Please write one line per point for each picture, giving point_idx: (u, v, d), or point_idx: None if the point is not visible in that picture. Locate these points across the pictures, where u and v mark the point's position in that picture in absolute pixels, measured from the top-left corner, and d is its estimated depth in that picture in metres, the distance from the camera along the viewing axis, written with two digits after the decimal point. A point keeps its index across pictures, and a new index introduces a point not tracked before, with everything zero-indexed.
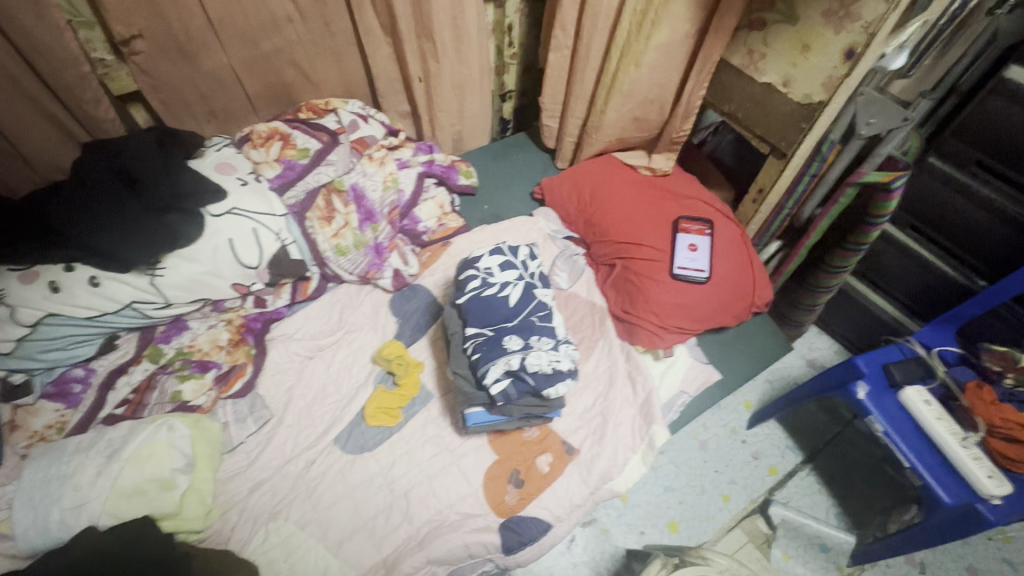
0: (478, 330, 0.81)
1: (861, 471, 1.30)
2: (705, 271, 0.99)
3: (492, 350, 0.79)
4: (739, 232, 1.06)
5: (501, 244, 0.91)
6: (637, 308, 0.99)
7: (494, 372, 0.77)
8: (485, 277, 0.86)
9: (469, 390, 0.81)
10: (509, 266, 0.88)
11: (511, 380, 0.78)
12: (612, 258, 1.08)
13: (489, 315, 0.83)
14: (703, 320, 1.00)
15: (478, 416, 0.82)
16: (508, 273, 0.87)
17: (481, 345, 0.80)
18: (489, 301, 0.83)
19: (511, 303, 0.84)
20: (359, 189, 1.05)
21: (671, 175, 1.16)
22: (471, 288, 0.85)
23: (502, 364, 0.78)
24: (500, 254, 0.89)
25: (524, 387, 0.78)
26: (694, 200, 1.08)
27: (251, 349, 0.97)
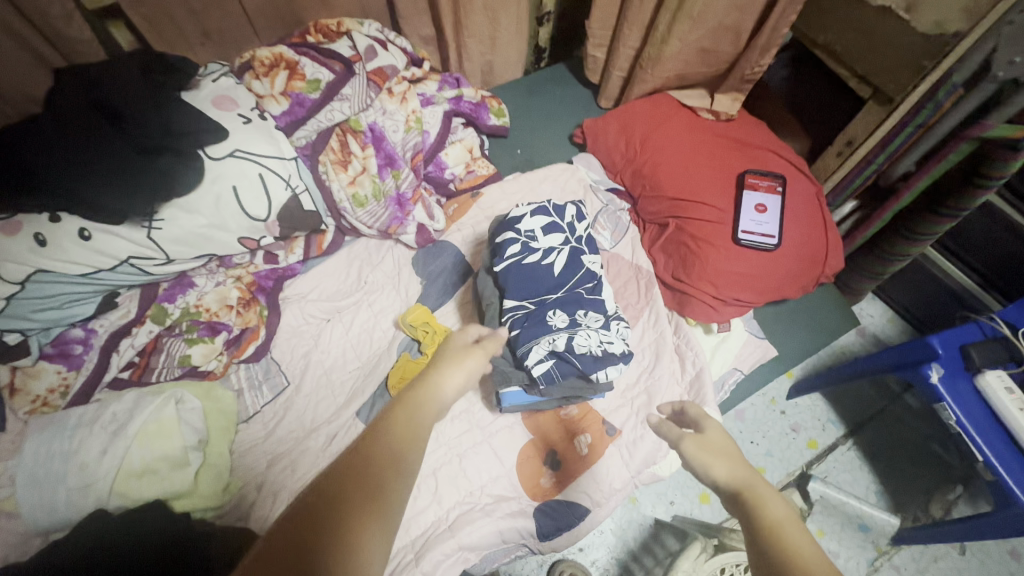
0: (518, 304, 0.72)
1: (907, 448, 1.23)
2: (774, 237, 0.86)
3: (535, 328, 0.70)
4: (814, 191, 0.92)
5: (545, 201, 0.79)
6: (691, 276, 0.88)
7: (537, 354, 0.69)
8: (527, 241, 0.75)
9: (506, 369, 0.73)
10: (555, 229, 0.77)
11: (556, 362, 0.70)
12: (664, 217, 0.95)
13: (530, 285, 0.73)
14: (767, 292, 0.88)
15: (513, 397, 0.74)
16: (554, 237, 0.76)
17: (521, 321, 0.71)
18: (530, 269, 0.73)
19: (557, 273, 0.74)
20: (379, 130, 0.92)
21: (737, 119, 1.00)
22: (511, 254, 0.74)
23: (547, 344, 0.69)
24: (543, 212, 0.77)
25: (570, 370, 0.70)
26: (765, 152, 0.94)
27: (263, 310, 0.89)
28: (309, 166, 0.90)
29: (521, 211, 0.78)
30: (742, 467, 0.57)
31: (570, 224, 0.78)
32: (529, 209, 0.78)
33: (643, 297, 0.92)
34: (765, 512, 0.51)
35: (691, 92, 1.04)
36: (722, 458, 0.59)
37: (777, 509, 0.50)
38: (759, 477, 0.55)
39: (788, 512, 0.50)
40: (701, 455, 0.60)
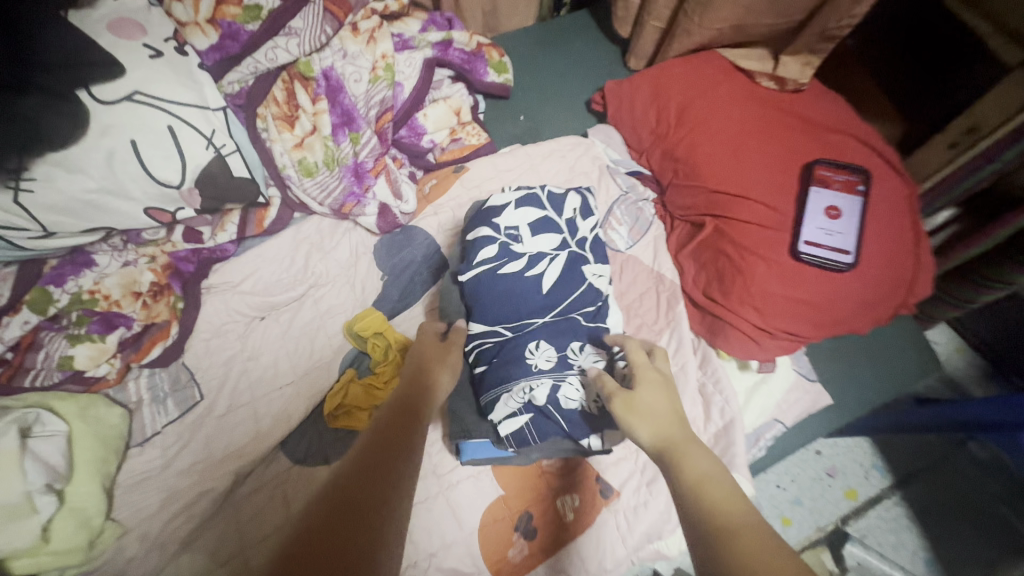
0: (487, 330, 0.58)
1: (968, 510, 1.01)
2: (850, 252, 0.64)
3: (504, 370, 0.56)
4: (906, 194, 0.68)
5: (536, 187, 0.65)
6: (729, 295, 0.67)
7: (508, 407, 0.55)
8: (508, 243, 0.60)
9: (467, 416, 0.62)
10: (548, 229, 0.62)
11: (534, 419, 0.55)
12: (701, 215, 0.73)
13: (506, 308, 0.58)
14: (831, 325, 0.66)
15: (477, 451, 0.62)
16: (546, 240, 0.61)
17: (491, 353, 0.57)
18: (509, 284, 0.58)
19: (548, 290, 0.59)
20: (335, 79, 0.71)
21: (808, 91, 0.76)
22: (483, 259, 0.59)
23: (523, 394, 0.55)
24: (537, 205, 0.63)
25: (552, 431, 0.56)
26: (842, 137, 0.70)
27: (178, 301, 0.70)
28: (243, 122, 0.70)
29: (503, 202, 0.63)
30: (669, 422, 0.45)
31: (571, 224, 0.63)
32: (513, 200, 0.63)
33: (662, 317, 0.71)
34: (690, 473, 0.40)
35: (748, 52, 0.80)
36: (652, 409, 0.46)
37: (702, 465, 0.41)
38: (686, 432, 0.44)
39: (721, 474, 0.40)
40: (629, 411, 0.47)
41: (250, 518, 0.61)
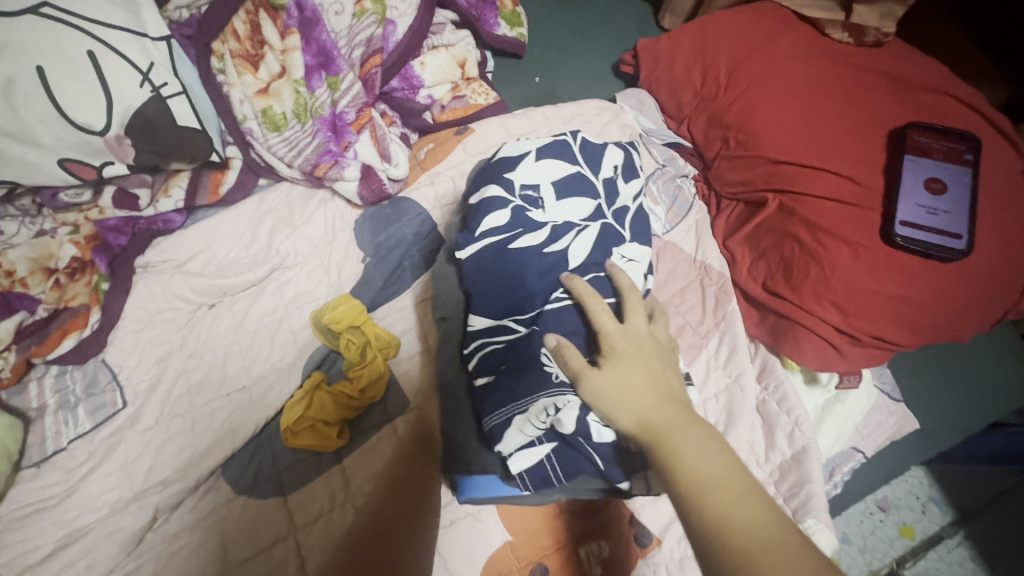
0: (497, 324, 0.47)
1: None
2: (961, 235, 0.51)
3: (517, 386, 0.43)
4: (1019, 169, 0.56)
5: (567, 134, 0.54)
6: (801, 288, 0.53)
7: (526, 438, 0.42)
8: (524, 207, 0.49)
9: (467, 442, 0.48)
10: (576, 192, 0.51)
11: (557, 450, 0.43)
12: (759, 191, 0.59)
13: (515, 295, 0.46)
14: (933, 328, 0.52)
15: (481, 490, 0.47)
16: (572, 206, 0.50)
17: (500, 356, 0.45)
18: (523, 260, 0.47)
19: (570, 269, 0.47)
20: (311, 10, 0.56)
21: (888, 46, 0.63)
22: (491, 228, 0.48)
23: (545, 418, 0.41)
24: (566, 158, 0.52)
25: (583, 470, 0.43)
26: (938, 99, 0.57)
27: (101, 281, 0.55)
28: (192, 57, 0.56)
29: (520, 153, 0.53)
30: (655, 402, 0.36)
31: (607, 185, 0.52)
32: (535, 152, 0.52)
33: (709, 317, 0.57)
34: (692, 472, 0.31)
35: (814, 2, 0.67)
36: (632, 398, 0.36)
37: (698, 454, 0.32)
38: (674, 413, 0.35)
39: (723, 466, 0.31)
40: (608, 401, 0.36)
41: (171, 570, 0.45)
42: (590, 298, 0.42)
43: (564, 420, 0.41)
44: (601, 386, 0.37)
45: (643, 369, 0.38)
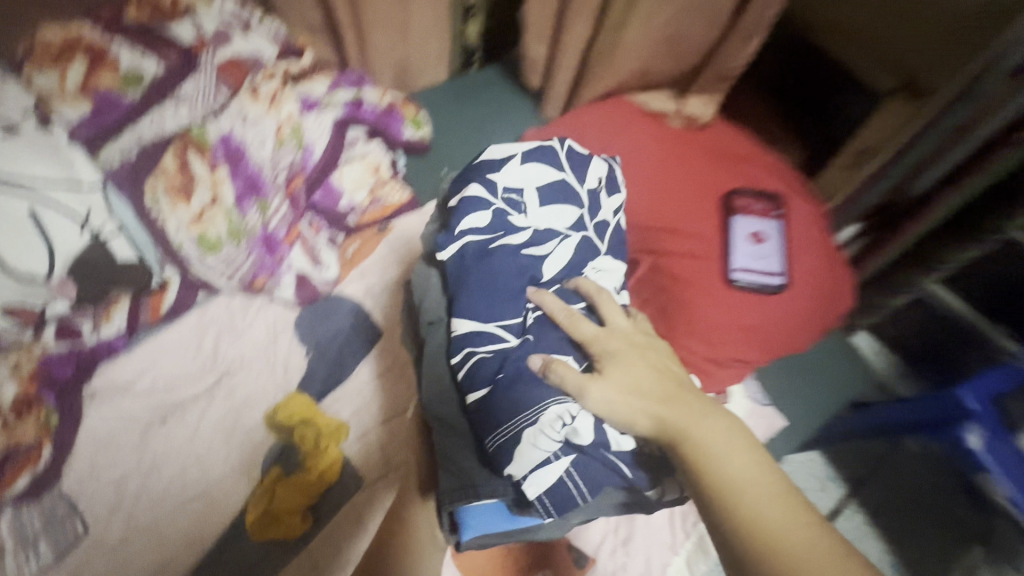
0: (479, 329, 0.52)
1: None
2: (780, 274, 0.66)
3: (516, 394, 0.48)
4: (817, 216, 0.73)
5: (554, 142, 0.61)
6: (674, 331, 0.66)
7: (543, 448, 0.47)
8: (506, 212, 0.56)
9: (466, 463, 0.51)
10: (558, 200, 0.58)
11: (576, 462, 0.49)
12: (634, 252, 0.72)
13: (496, 303, 0.53)
14: (775, 348, 0.67)
15: (481, 522, 0.50)
16: (553, 212, 0.58)
17: (494, 364, 0.50)
18: (507, 262, 0.54)
19: (544, 275, 0.56)
20: (236, 146, 0.64)
21: (713, 127, 0.80)
22: (471, 232, 0.54)
23: (558, 427, 0.47)
24: (551, 163, 0.60)
25: (598, 484, 0.49)
26: (755, 168, 0.74)
27: (51, 415, 0.58)
28: (127, 198, 0.61)
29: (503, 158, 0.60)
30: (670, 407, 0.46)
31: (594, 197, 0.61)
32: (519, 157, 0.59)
33: None
34: (720, 471, 0.42)
35: (656, 94, 0.85)
36: (647, 402, 0.46)
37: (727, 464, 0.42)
38: (692, 419, 0.45)
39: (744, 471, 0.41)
40: (629, 412, 0.46)
41: None
42: (558, 307, 0.52)
43: (580, 428, 0.47)
44: (605, 397, 0.46)
45: (638, 364, 0.49)
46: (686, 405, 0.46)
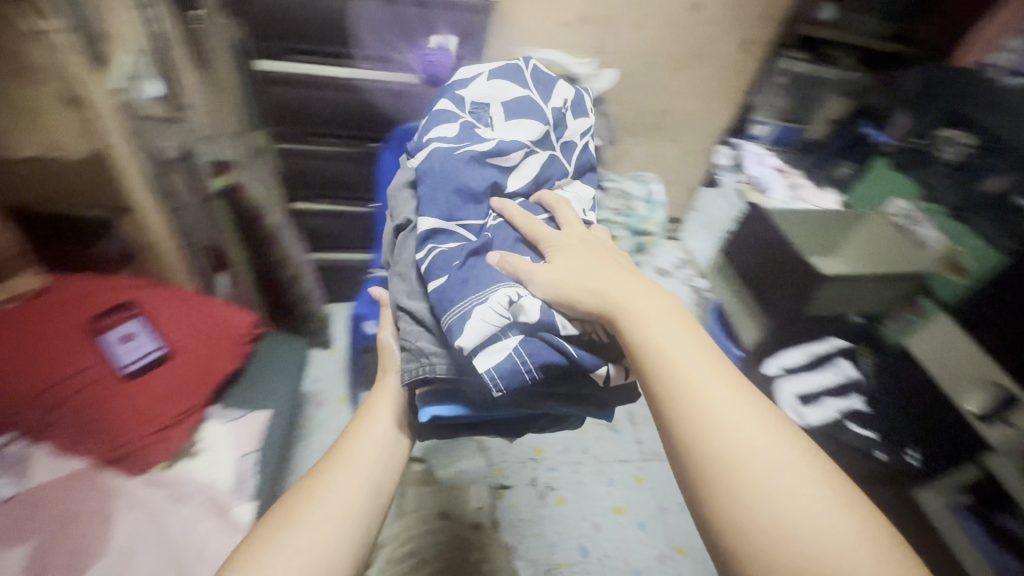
0: (442, 227, 0.84)
1: None
2: (158, 348, 1.04)
3: (469, 282, 0.76)
4: (164, 292, 1.11)
5: (522, 67, 1.10)
6: (122, 432, 0.97)
7: (492, 319, 0.71)
8: (475, 129, 0.97)
9: (428, 345, 0.78)
10: (530, 116, 1.03)
11: (524, 343, 0.72)
12: (54, 410, 0.93)
13: (459, 206, 0.87)
14: (197, 382, 1.07)
15: (438, 410, 0.77)
16: (526, 123, 1.03)
17: (458, 255, 0.80)
18: (467, 167, 0.90)
19: (505, 183, 0.94)
20: None
21: (45, 289, 1.03)
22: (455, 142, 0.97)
23: (507, 304, 0.72)
24: (509, 85, 1.06)
25: (541, 358, 0.71)
26: (96, 293, 1.03)
27: None
28: None
29: (482, 77, 1.08)
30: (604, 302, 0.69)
31: (558, 117, 1.09)
32: (487, 77, 1.08)
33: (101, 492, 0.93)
34: (654, 352, 0.62)
35: None
36: (587, 290, 0.71)
37: (664, 351, 0.61)
38: (634, 310, 0.66)
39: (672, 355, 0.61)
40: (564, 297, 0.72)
41: None
42: (510, 210, 0.88)
43: (523, 306, 0.73)
44: (549, 279, 0.74)
45: (584, 249, 0.81)
46: (640, 304, 0.67)
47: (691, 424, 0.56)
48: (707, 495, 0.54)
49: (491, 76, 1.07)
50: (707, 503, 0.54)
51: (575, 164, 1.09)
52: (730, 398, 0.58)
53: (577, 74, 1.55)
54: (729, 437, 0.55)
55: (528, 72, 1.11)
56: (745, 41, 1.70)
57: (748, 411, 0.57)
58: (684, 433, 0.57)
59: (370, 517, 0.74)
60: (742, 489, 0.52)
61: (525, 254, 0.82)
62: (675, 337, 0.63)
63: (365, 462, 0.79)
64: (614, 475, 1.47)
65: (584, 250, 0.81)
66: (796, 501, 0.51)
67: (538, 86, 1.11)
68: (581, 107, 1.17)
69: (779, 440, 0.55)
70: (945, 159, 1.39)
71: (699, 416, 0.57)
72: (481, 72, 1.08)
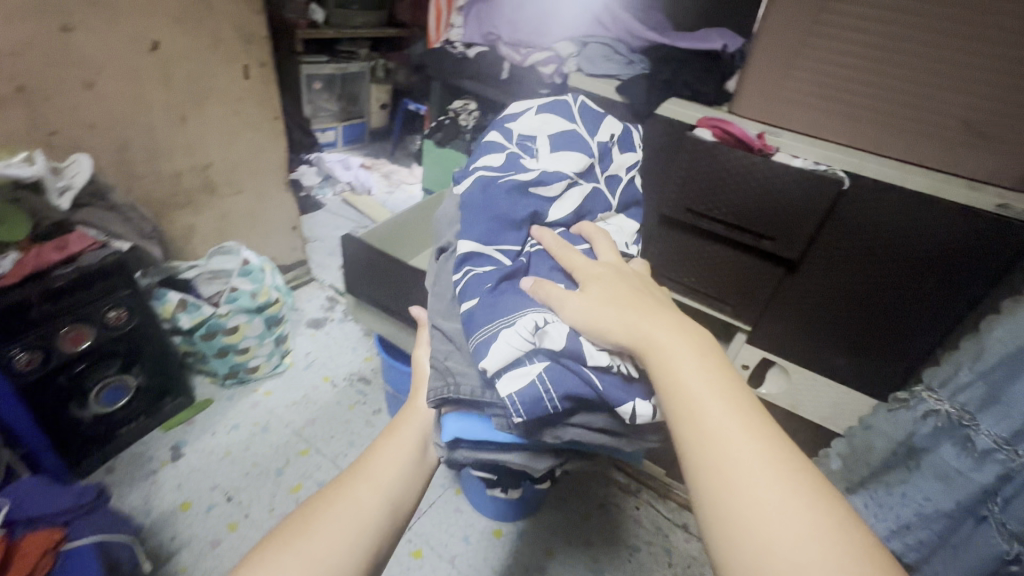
0: (481, 251, 0.84)
1: None
2: None
3: (499, 306, 0.77)
4: None
5: (575, 98, 1.01)
6: None
7: (516, 343, 0.72)
8: (520, 157, 0.93)
9: (458, 370, 0.81)
10: (571, 148, 0.94)
11: (550, 369, 0.73)
12: None
13: (498, 231, 0.85)
14: None
15: (456, 428, 0.81)
16: (565, 160, 0.92)
17: (490, 277, 0.81)
18: (501, 193, 0.87)
19: (546, 212, 0.90)
20: None
21: None
22: (501, 175, 0.89)
23: (534, 332, 0.73)
24: (558, 118, 0.97)
25: (566, 389, 0.72)
26: None
27: None
28: None
29: (530, 112, 0.99)
30: (631, 329, 0.68)
31: (600, 147, 0.97)
32: (535, 110, 0.99)
33: None
34: (680, 369, 0.63)
35: None
36: (618, 321, 0.70)
37: (684, 372, 0.62)
38: (650, 335, 0.67)
39: (699, 377, 0.62)
40: (592, 315, 0.71)
41: None
42: (547, 239, 0.86)
43: (549, 332, 0.73)
44: (579, 308, 0.73)
45: (619, 282, 0.77)
46: (662, 330, 0.67)
47: (708, 458, 0.57)
48: (714, 508, 0.55)
49: (540, 111, 0.98)
50: (709, 513, 0.56)
51: (619, 198, 1.00)
52: (761, 455, 0.56)
53: (29, 176, 1.11)
54: (749, 500, 0.54)
55: (578, 105, 1.01)
56: (246, 67, 1.58)
57: (782, 472, 0.55)
58: (698, 444, 0.58)
59: (385, 536, 0.75)
60: (746, 512, 0.53)
61: (560, 282, 0.82)
62: (701, 363, 0.63)
63: (384, 478, 0.79)
64: (394, 572, 1.29)
65: (619, 279, 0.78)
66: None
67: (587, 116, 1.00)
68: (626, 142, 1.03)
69: (816, 513, 0.52)
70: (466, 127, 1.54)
71: (717, 435, 0.57)
72: (532, 106, 1.01)
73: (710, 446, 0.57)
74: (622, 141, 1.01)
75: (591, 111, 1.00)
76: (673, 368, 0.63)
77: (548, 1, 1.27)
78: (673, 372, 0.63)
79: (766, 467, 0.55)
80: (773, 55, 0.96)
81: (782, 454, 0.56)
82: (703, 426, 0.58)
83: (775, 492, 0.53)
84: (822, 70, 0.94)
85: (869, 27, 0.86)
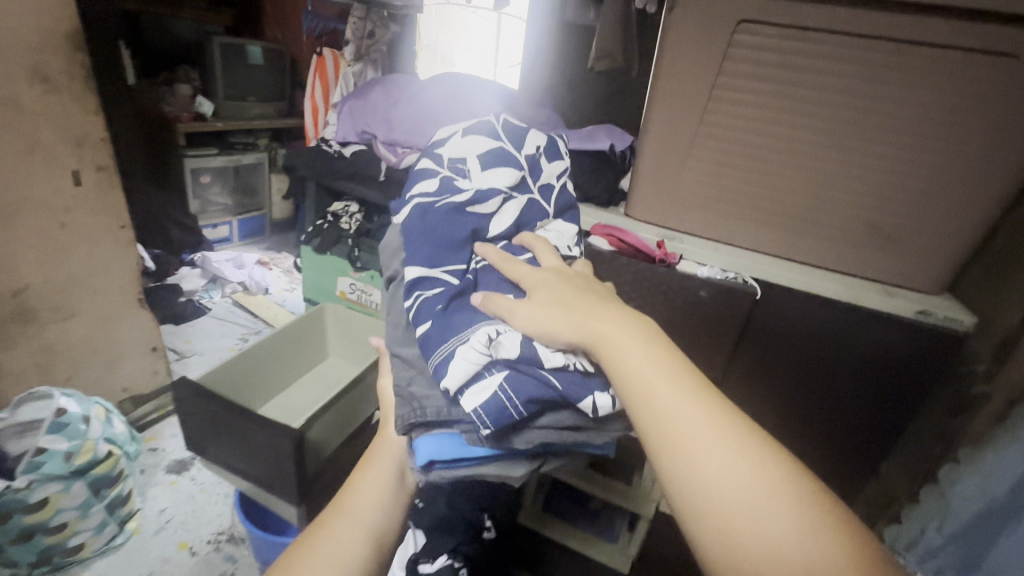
0: (428, 274, 0.72)
1: None
2: None
3: (453, 326, 0.66)
4: None
5: (498, 115, 0.90)
6: None
7: (472, 358, 0.61)
8: (450, 180, 0.81)
9: (413, 396, 0.67)
10: (503, 166, 0.82)
11: (508, 377, 0.60)
12: None
13: (444, 250, 0.73)
14: None
15: (427, 450, 0.63)
16: (497, 176, 0.81)
17: (440, 298, 0.69)
18: (437, 217, 0.75)
19: (487, 230, 0.78)
20: None
21: None
22: (432, 201, 0.77)
23: (484, 342, 0.62)
24: (486, 135, 0.86)
25: (527, 392, 0.59)
26: None
27: None
28: None
29: (455, 136, 0.87)
30: (580, 328, 0.61)
31: (532, 161, 0.87)
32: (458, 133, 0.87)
33: None
34: (627, 357, 0.57)
35: None
36: (565, 322, 0.62)
37: (631, 356, 0.57)
38: (595, 325, 0.61)
39: (647, 360, 0.56)
40: (543, 318, 0.63)
41: None
42: (492, 255, 0.75)
43: (504, 343, 0.62)
44: (529, 314, 0.63)
45: (566, 286, 0.67)
46: (607, 319, 0.61)
47: (670, 441, 0.51)
48: (683, 497, 0.50)
49: (465, 132, 0.86)
50: (678, 503, 0.50)
51: (557, 207, 0.87)
52: (714, 427, 0.51)
53: None
54: (711, 476, 0.49)
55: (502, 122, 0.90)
56: (77, 172, 1.33)
57: (740, 441, 0.50)
58: (656, 429, 0.52)
59: None
60: (716, 496, 0.48)
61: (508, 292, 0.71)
62: (648, 346, 0.58)
63: (342, 547, 0.67)
64: None
65: (564, 282, 0.68)
66: (796, 547, 0.44)
67: (515, 131, 0.90)
68: (555, 152, 0.92)
69: (779, 483, 0.48)
70: (346, 231, 1.37)
71: (673, 418, 0.52)
72: (454, 128, 0.89)
73: (669, 430, 0.52)
74: (552, 152, 0.90)
75: (517, 126, 0.90)
76: (620, 355, 0.58)
77: (423, 101, 1.16)
78: (621, 360, 0.57)
79: (728, 444, 0.50)
80: (653, 162, 0.89)
81: (743, 428, 0.52)
82: (658, 412, 0.53)
83: (742, 468, 0.48)
84: (713, 171, 0.85)
85: (757, 127, 0.80)
